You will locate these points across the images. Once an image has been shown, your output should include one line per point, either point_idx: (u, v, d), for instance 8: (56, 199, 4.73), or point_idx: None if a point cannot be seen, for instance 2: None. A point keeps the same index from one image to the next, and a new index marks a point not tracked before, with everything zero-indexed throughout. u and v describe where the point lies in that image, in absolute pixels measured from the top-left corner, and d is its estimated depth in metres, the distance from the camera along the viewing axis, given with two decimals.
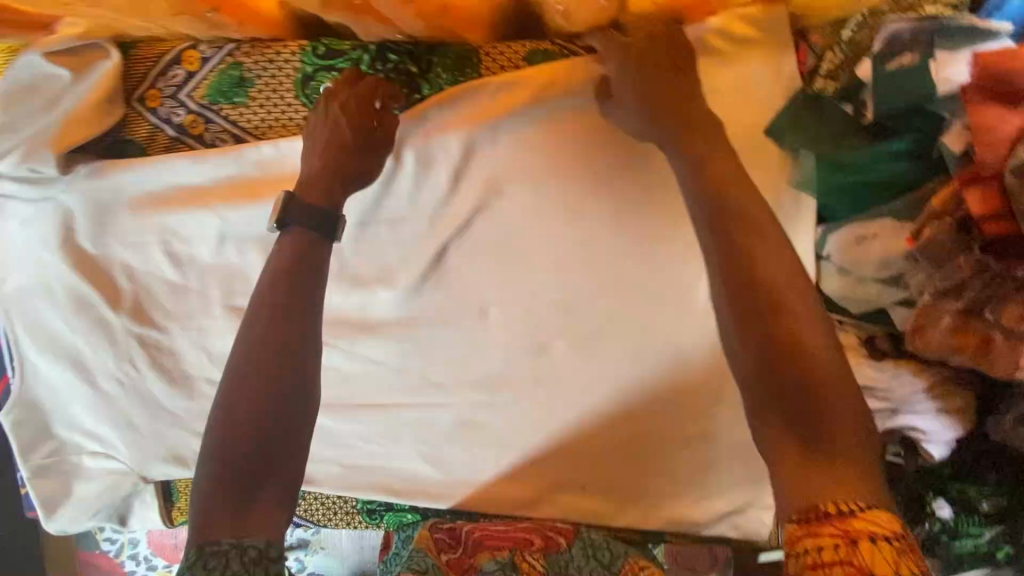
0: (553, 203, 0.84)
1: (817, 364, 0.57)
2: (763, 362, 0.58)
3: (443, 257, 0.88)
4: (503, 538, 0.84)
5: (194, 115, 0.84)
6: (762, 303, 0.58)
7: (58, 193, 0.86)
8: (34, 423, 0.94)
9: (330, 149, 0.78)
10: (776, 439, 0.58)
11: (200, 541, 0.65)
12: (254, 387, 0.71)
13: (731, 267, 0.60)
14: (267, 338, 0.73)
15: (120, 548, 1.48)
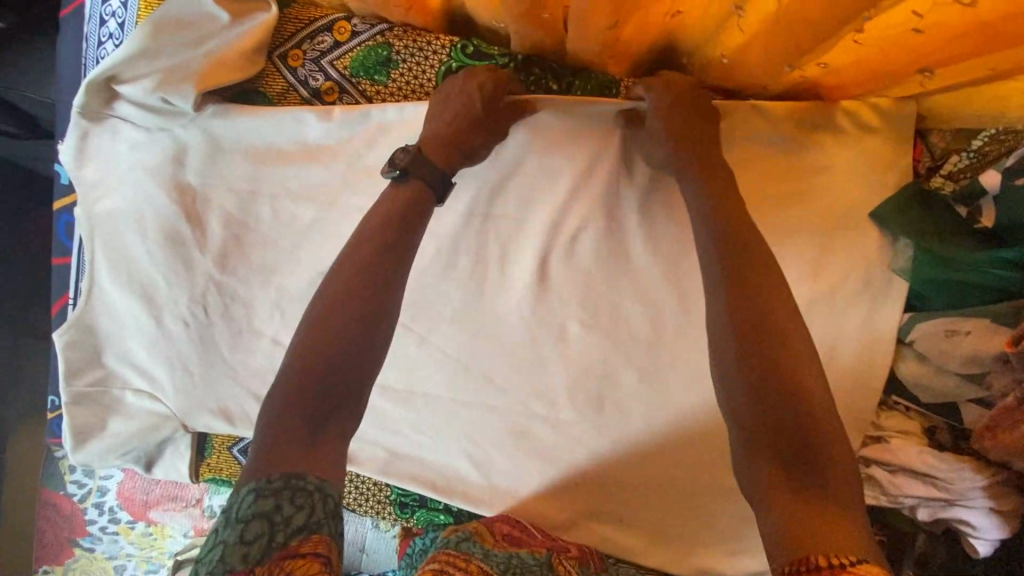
0: (659, 241, 0.86)
1: (816, 417, 0.61)
2: (764, 397, 0.62)
3: (539, 269, 0.89)
4: (538, 540, 0.87)
5: (332, 82, 0.86)
6: (764, 340, 0.63)
7: (178, 128, 0.86)
8: (86, 349, 0.92)
9: (457, 115, 0.77)
10: (770, 479, 0.61)
11: (283, 471, 0.61)
12: (342, 323, 0.68)
13: (739, 309, 0.65)
14: (360, 284, 0.70)
15: (86, 494, 1.42)
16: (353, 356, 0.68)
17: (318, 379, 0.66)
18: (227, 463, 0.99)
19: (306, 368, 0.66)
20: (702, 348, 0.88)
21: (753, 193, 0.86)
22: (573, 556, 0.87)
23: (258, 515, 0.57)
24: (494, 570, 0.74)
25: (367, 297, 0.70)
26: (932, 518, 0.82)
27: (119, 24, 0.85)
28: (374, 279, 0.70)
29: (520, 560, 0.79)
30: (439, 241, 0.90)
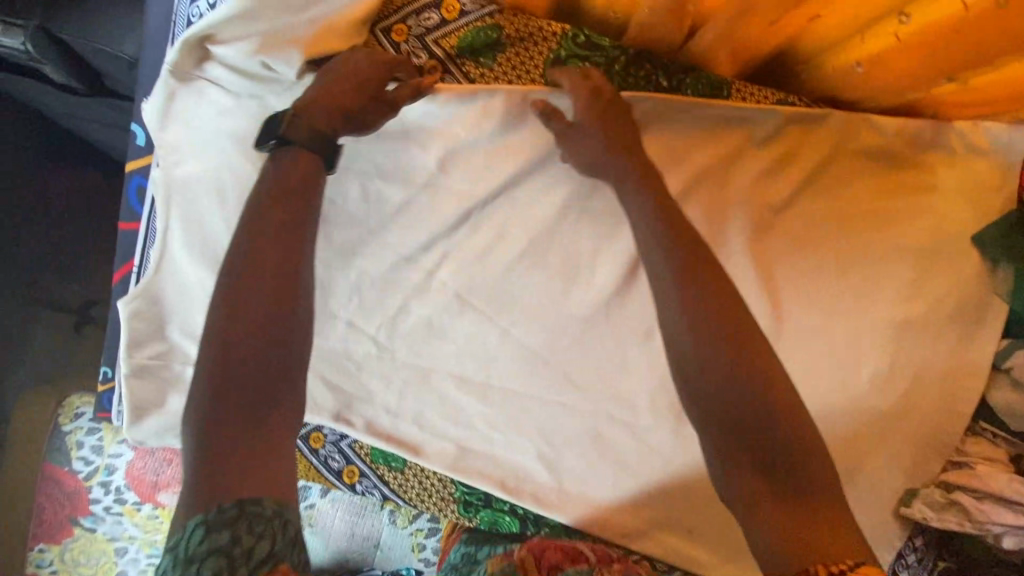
0: (759, 250, 0.86)
1: (787, 422, 0.63)
2: (739, 398, 0.64)
3: (630, 270, 0.87)
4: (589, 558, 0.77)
5: (435, 61, 0.82)
6: (728, 337, 0.65)
7: (269, 94, 0.82)
8: (151, 320, 0.87)
9: (338, 83, 0.75)
10: (746, 480, 0.63)
11: (236, 497, 0.60)
12: (255, 294, 0.69)
13: (716, 320, 0.66)
14: (264, 264, 0.71)
15: (93, 473, 1.45)
16: (272, 324, 0.69)
17: (246, 363, 0.67)
18: None
19: (242, 372, 0.67)
20: (790, 360, 0.88)
21: (857, 208, 0.84)
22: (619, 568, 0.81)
23: (212, 551, 0.57)
24: None
25: (278, 267, 0.71)
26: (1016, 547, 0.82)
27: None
28: (286, 245, 0.72)
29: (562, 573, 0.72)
30: (534, 233, 0.87)
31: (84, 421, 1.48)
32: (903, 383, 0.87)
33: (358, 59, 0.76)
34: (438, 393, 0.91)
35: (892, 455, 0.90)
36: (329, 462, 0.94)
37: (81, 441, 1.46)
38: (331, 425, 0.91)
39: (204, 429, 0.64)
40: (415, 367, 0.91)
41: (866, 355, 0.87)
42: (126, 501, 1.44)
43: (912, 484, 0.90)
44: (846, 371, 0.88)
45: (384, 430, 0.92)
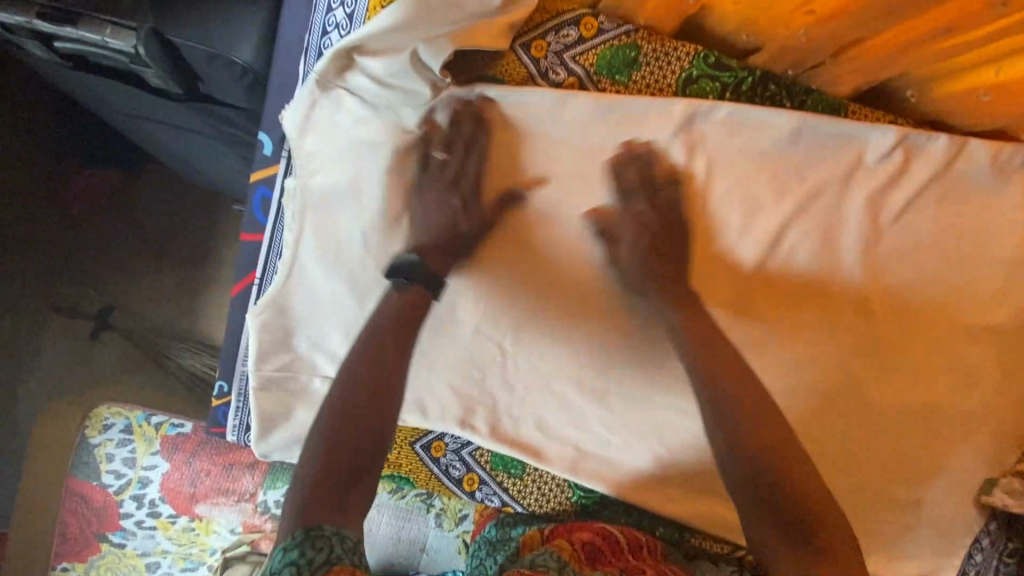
0: (869, 258, 0.91)
1: (810, 496, 0.66)
2: (754, 467, 0.69)
3: (750, 280, 0.91)
4: (619, 565, 0.80)
5: (574, 77, 0.85)
6: (747, 407, 0.72)
7: (408, 106, 0.83)
8: (278, 331, 0.87)
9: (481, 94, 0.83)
10: (774, 550, 0.66)
11: (302, 525, 0.64)
12: (371, 367, 0.76)
13: (738, 407, 0.72)
14: (384, 345, 0.77)
15: (125, 486, 1.38)
16: (382, 399, 0.75)
17: (348, 426, 0.72)
18: (406, 459, 0.95)
19: (350, 403, 0.73)
20: (888, 361, 0.94)
21: (959, 221, 0.90)
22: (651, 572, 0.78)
23: (287, 563, 0.60)
24: None
25: (390, 350, 0.77)
26: None
27: (349, 14, 0.86)
28: (395, 330, 0.78)
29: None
30: None
31: (115, 433, 1.40)
32: (989, 382, 0.94)
33: (502, 73, 0.85)
34: (560, 396, 0.93)
35: (975, 450, 0.96)
36: (450, 471, 0.95)
37: (111, 454, 1.39)
38: (456, 433, 0.92)
39: (301, 470, 0.70)
40: (539, 373, 0.92)
41: (960, 354, 0.94)
42: (161, 514, 1.38)
43: (989, 474, 0.97)
44: (942, 374, 0.94)
45: (507, 435, 0.93)
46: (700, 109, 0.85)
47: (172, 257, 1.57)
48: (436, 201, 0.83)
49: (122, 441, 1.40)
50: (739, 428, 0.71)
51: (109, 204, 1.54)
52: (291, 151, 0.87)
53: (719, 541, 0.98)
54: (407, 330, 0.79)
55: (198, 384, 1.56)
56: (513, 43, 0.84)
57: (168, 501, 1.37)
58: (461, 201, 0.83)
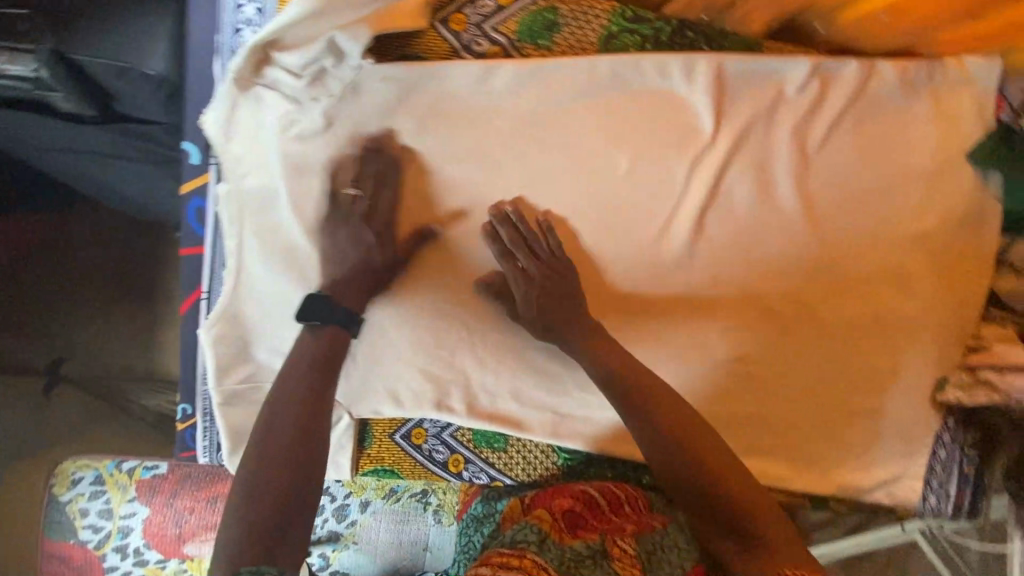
0: (801, 186, 0.95)
1: (728, 479, 0.83)
2: (677, 461, 0.84)
3: (698, 225, 0.93)
4: (599, 525, 0.82)
5: (498, 46, 0.85)
6: (654, 408, 0.86)
7: (331, 96, 0.82)
8: (236, 342, 0.84)
9: (406, 74, 0.83)
10: (706, 530, 0.82)
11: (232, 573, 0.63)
12: (292, 415, 0.78)
13: (655, 406, 0.86)
14: (303, 391, 0.79)
15: (105, 539, 1.31)
16: (307, 442, 0.77)
17: (274, 473, 0.73)
18: (388, 453, 0.94)
19: (272, 448, 0.74)
20: (833, 282, 0.98)
21: (877, 141, 0.95)
22: (630, 532, 0.82)
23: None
24: (552, 564, 0.72)
25: (309, 397, 0.80)
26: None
27: (259, 9, 0.88)
28: (313, 378, 0.81)
29: (573, 553, 0.75)
30: (605, 197, 0.91)
31: (85, 487, 1.33)
32: (926, 288, 1.00)
33: (426, 51, 0.84)
34: (532, 365, 0.93)
35: (926, 354, 1.02)
36: (434, 456, 0.94)
37: (84, 509, 1.32)
38: (433, 416, 0.92)
39: (227, 523, 0.69)
40: (508, 345, 0.93)
41: (898, 266, 0.99)
42: (148, 561, 1.32)
43: (940, 373, 1.03)
44: (886, 286, 0.99)
45: (485, 411, 0.93)
46: (623, 63, 0.87)
47: (118, 295, 1.50)
48: (350, 235, 0.83)
49: (95, 494, 1.32)
50: (658, 421, 0.85)
51: (36, 253, 1.45)
52: (217, 157, 0.84)
53: None
54: (325, 373, 0.81)
55: (167, 423, 1.50)
56: (432, 19, 0.84)
57: (154, 547, 1.31)
58: (376, 234, 0.84)
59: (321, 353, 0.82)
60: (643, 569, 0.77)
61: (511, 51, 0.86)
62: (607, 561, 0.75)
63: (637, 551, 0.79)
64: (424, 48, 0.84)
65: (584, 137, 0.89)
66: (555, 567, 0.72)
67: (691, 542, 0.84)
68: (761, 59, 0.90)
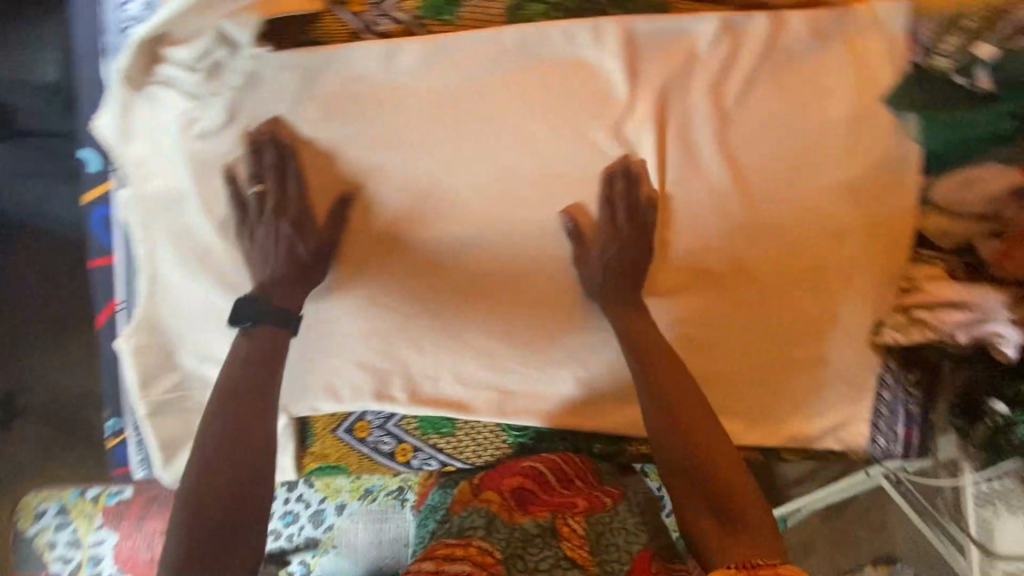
0: (724, 143, 0.95)
1: (715, 455, 0.81)
2: (674, 430, 0.84)
3: (626, 191, 0.93)
4: (548, 501, 0.85)
5: (401, 25, 0.83)
6: (660, 373, 0.87)
7: (229, 88, 0.79)
8: (158, 350, 0.82)
9: (306, 58, 0.80)
10: (690, 508, 0.78)
11: None
12: (234, 430, 0.74)
13: (661, 369, 0.87)
14: (243, 403, 0.76)
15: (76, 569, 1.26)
16: (252, 456, 0.73)
17: (217, 492, 0.70)
18: (333, 449, 0.93)
19: (215, 466, 0.71)
20: (765, 237, 0.99)
21: (795, 92, 0.96)
22: (579, 509, 0.83)
23: None
24: (496, 545, 0.74)
25: (250, 409, 0.76)
26: (970, 337, 0.95)
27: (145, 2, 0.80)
28: (257, 389, 0.77)
29: (522, 531, 0.77)
30: (529, 170, 0.89)
31: (50, 518, 1.28)
32: (855, 235, 1.01)
33: (327, 35, 0.81)
34: (472, 346, 0.93)
35: (860, 299, 1.04)
36: (379, 447, 0.93)
37: (52, 540, 1.27)
38: (374, 407, 0.90)
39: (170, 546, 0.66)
40: (445, 328, 0.92)
41: (826, 215, 1.00)
42: None
43: (877, 317, 1.05)
44: (817, 236, 1.00)
45: (428, 397, 0.92)
46: (530, 32, 0.85)
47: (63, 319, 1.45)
48: (268, 233, 0.80)
49: (60, 525, 1.28)
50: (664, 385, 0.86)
51: None
52: (118, 162, 0.81)
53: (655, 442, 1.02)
54: (267, 384, 0.78)
55: None
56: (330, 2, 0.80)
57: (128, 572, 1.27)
58: (294, 228, 0.80)
59: (264, 355, 0.79)
60: (593, 546, 0.78)
61: (416, 28, 0.84)
62: (553, 538, 0.77)
63: (585, 530, 0.80)
64: (325, 32, 0.81)
65: (501, 110, 0.87)
66: (501, 548, 0.74)
67: (637, 519, 0.85)
68: (670, 19, 0.89)
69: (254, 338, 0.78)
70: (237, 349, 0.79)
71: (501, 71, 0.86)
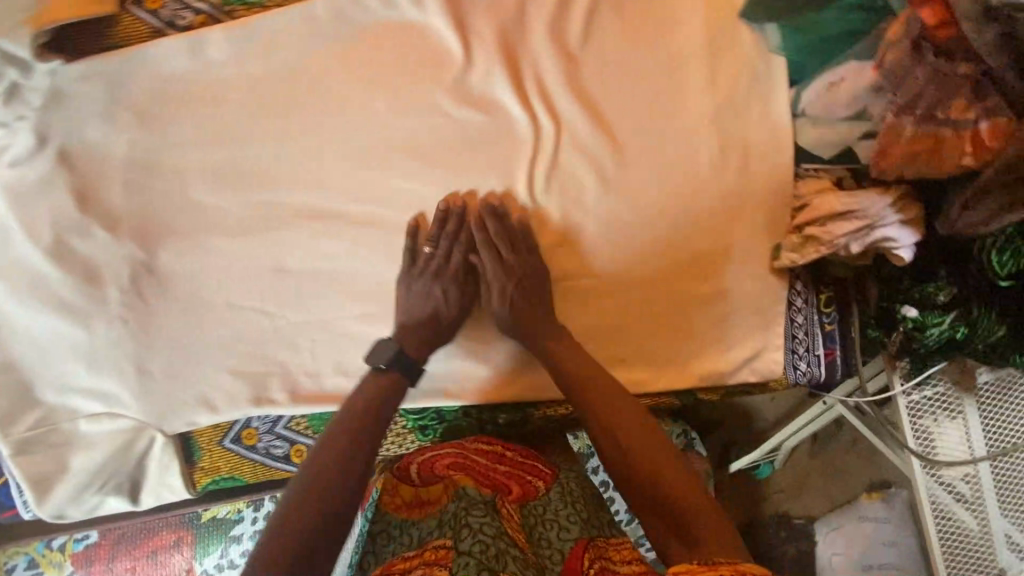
0: (578, 85, 0.91)
1: (663, 461, 0.80)
2: (625, 432, 0.83)
3: (481, 151, 0.89)
4: (483, 480, 0.86)
5: (203, 16, 0.79)
6: (593, 384, 0.86)
7: (35, 112, 0.77)
8: (11, 389, 0.80)
9: (113, 69, 0.78)
10: (649, 515, 0.77)
11: None
12: (337, 457, 0.78)
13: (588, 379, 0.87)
14: (349, 435, 0.80)
15: None
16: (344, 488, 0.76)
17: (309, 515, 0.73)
18: (224, 461, 0.89)
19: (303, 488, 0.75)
20: (640, 176, 0.96)
21: (642, 24, 0.93)
22: (514, 496, 0.85)
23: None
24: (449, 536, 0.76)
25: (358, 442, 0.80)
26: (861, 245, 0.93)
27: None
28: (361, 428, 0.81)
29: (469, 497, 0.81)
30: (375, 146, 0.86)
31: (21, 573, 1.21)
32: (735, 160, 0.98)
33: (128, 39, 0.78)
34: (346, 335, 0.89)
35: (753, 224, 1.00)
36: (271, 451, 0.90)
37: None
38: (256, 413, 0.87)
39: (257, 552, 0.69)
40: (318, 321, 0.88)
41: (699, 144, 0.97)
42: None
43: (775, 241, 1.02)
44: (693, 166, 0.97)
45: (311, 394, 0.88)
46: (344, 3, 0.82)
47: None
48: (423, 288, 0.87)
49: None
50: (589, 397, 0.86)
51: None
52: None
53: (562, 404, 1.00)
54: (361, 426, 0.81)
55: None
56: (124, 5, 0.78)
57: None
58: (443, 288, 0.88)
59: (375, 398, 0.83)
60: (528, 536, 0.80)
61: (220, 18, 0.80)
62: (496, 513, 0.79)
63: (519, 517, 0.82)
64: (125, 37, 0.78)
65: (331, 88, 0.83)
66: (450, 535, 0.76)
67: (571, 511, 0.84)
68: None
69: (374, 386, 0.84)
70: (358, 390, 0.84)
71: (322, 47, 0.82)
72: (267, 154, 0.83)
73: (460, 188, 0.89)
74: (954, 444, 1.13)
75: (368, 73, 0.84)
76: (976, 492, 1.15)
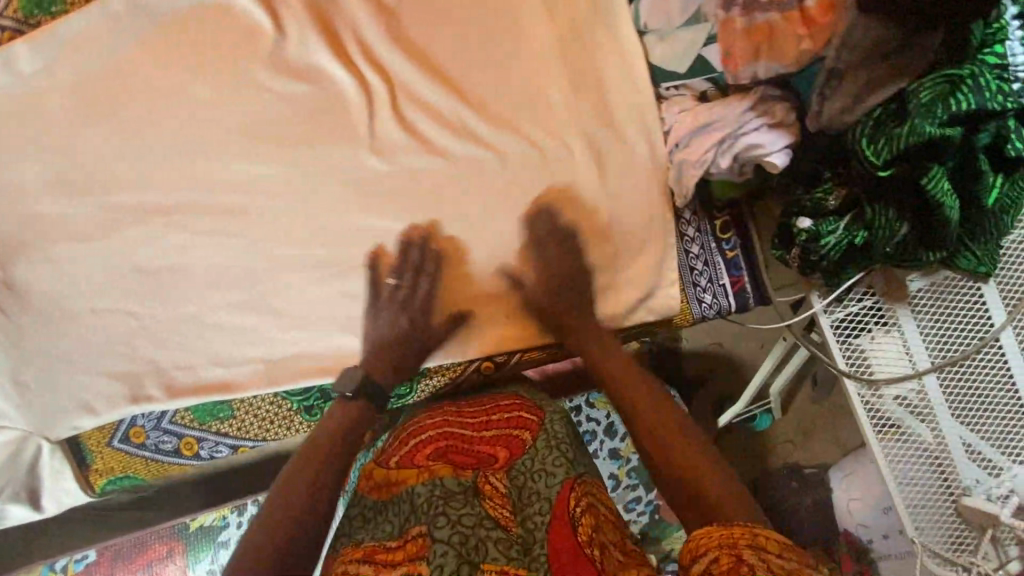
0: (403, 43, 0.90)
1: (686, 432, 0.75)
2: (652, 403, 0.79)
3: (312, 121, 0.88)
4: (464, 458, 0.76)
5: (8, 31, 0.82)
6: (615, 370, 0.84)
7: None
8: None
9: None
10: (668, 484, 0.71)
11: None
12: (313, 471, 0.74)
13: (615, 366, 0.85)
14: (331, 451, 0.77)
15: None
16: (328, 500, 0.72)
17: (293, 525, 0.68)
18: (114, 461, 0.93)
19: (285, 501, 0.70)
20: (489, 121, 0.92)
21: None
22: (500, 464, 0.76)
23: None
24: (424, 527, 0.67)
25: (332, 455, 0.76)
26: (728, 159, 0.86)
27: None
28: (338, 445, 0.78)
29: (444, 487, 0.71)
30: (205, 132, 0.86)
31: None
32: (591, 91, 0.93)
33: None
34: (211, 326, 0.89)
35: (624, 152, 0.93)
36: (161, 447, 0.93)
37: None
38: (136, 411, 0.89)
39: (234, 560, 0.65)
40: (183, 315, 0.89)
41: (546, 79, 0.93)
42: None
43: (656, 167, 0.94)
44: (545, 104, 0.93)
45: (187, 386, 0.89)
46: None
47: None
48: (389, 319, 0.88)
49: None
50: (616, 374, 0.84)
51: None
52: None
53: (449, 364, 0.97)
54: (341, 442, 0.78)
55: None
56: None
57: None
58: (409, 317, 0.88)
59: (350, 416, 0.81)
60: (515, 503, 0.72)
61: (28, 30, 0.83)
62: (476, 499, 0.70)
63: (508, 488, 0.73)
64: None
65: (149, 82, 0.85)
66: (428, 525, 0.67)
67: (557, 455, 0.77)
68: None
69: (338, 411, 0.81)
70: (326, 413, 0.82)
71: (134, 44, 0.84)
72: (99, 156, 0.85)
73: (299, 163, 0.88)
74: (892, 359, 1.00)
75: (184, 62, 0.85)
76: (925, 407, 1.00)
